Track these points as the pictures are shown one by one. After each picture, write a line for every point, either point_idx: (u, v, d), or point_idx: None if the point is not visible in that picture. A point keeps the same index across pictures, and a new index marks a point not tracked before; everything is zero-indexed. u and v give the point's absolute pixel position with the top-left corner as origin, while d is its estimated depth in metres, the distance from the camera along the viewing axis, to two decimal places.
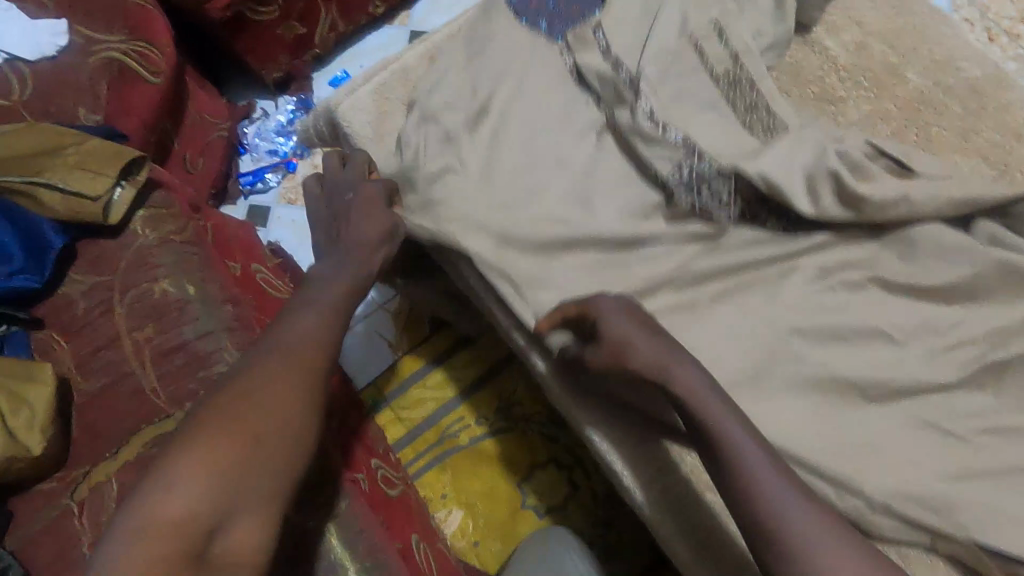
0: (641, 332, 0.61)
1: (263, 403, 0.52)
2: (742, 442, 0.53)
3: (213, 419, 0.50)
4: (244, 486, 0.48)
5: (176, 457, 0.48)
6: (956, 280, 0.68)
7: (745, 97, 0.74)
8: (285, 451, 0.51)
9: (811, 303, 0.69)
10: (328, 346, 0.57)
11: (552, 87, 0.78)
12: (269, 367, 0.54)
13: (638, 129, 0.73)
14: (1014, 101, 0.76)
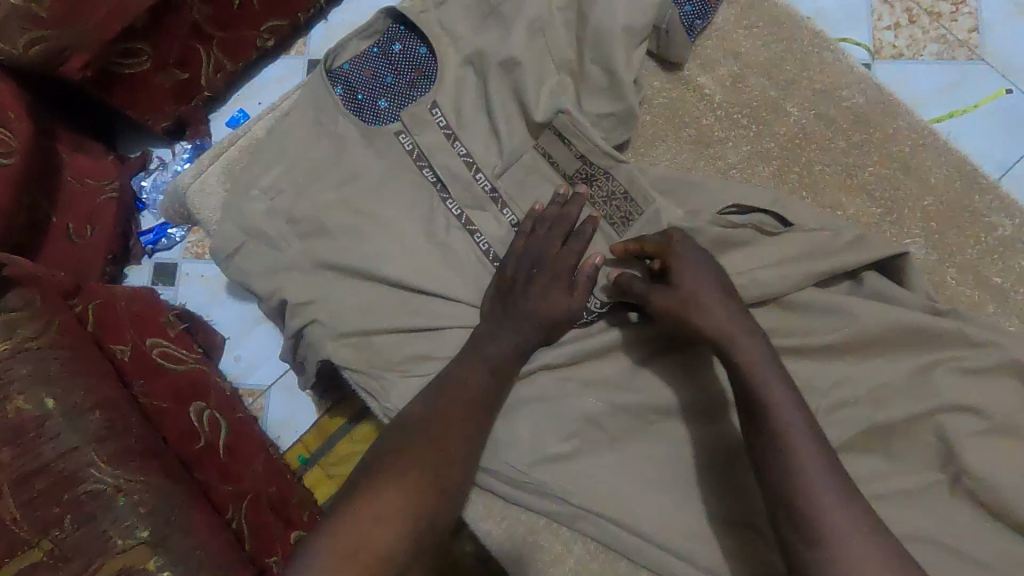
0: (710, 287, 0.59)
1: (440, 441, 0.59)
2: (796, 430, 0.50)
3: (411, 453, 0.58)
4: (423, 525, 0.55)
5: (373, 494, 0.55)
6: (838, 339, 0.64)
7: (601, 186, 0.69)
8: (453, 496, 0.58)
9: (686, 381, 0.66)
10: (482, 396, 0.62)
11: (406, 168, 0.74)
12: (443, 409, 0.60)
13: (505, 237, 0.71)
14: (901, 129, 0.72)
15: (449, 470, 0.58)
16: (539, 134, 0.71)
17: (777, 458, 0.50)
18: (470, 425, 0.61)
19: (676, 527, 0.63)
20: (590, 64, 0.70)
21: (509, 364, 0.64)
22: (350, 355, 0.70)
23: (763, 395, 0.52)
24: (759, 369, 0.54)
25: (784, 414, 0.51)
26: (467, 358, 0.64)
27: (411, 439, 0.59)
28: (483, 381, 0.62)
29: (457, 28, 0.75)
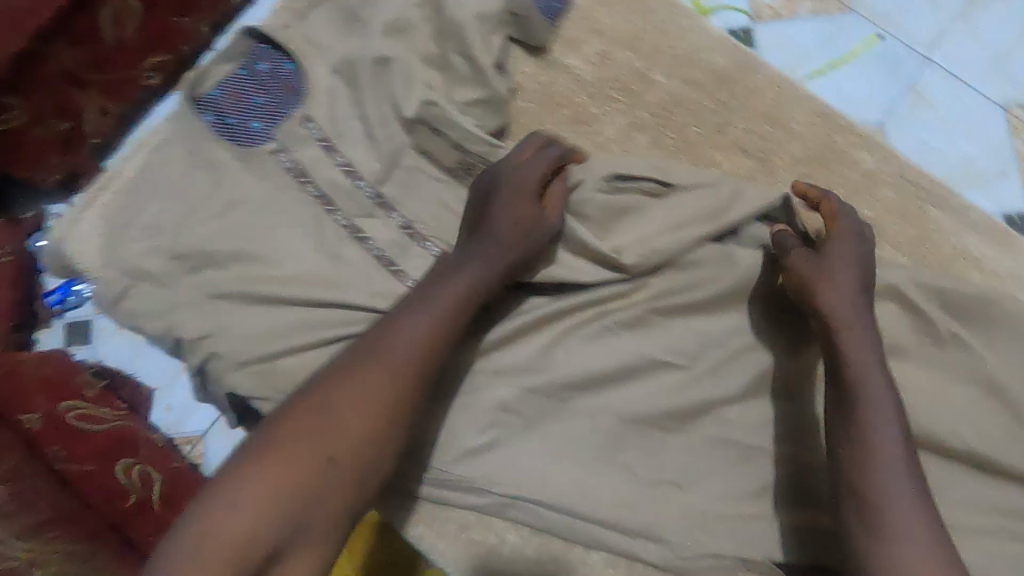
0: (846, 286, 0.61)
1: (348, 413, 0.52)
2: (886, 430, 0.53)
3: (309, 423, 0.51)
4: (310, 504, 0.48)
5: (253, 467, 0.48)
6: (729, 293, 0.67)
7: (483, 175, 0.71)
8: (358, 478, 0.51)
9: (592, 354, 0.67)
10: (406, 364, 0.56)
11: (288, 185, 0.72)
12: (360, 373, 0.54)
13: (398, 240, 0.71)
14: (761, 84, 0.75)
15: (355, 447, 0.51)
16: (415, 133, 0.71)
17: (859, 452, 0.53)
18: (393, 394, 0.54)
19: (604, 497, 0.64)
20: (454, 55, 0.70)
21: (439, 327, 0.59)
22: (256, 383, 0.68)
23: (862, 393, 0.55)
24: (861, 368, 0.56)
25: (876, 413, 0.54)
26: (400, 319, 0.58)
27: (319, 404, 0.52)
28: (412, 347, 0.57)
29: (320, 38, 0.74)
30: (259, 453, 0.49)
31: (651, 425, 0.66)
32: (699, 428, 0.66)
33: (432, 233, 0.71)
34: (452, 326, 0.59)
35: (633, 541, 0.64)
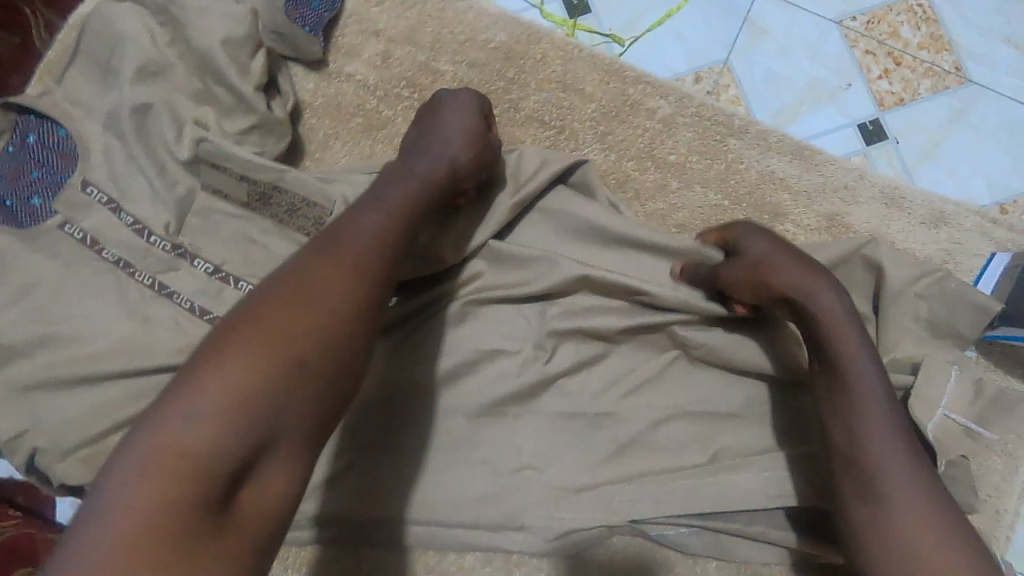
0: (790, 267, 0.60)
1: (314, 309, 0.48)
2: (872, 387, 0.54)
3: (272, 318, 0.47)
4: (282, 407, 0.44)
5: (210, 372, 0.43)
6: (545, 268, 0.67)
7: (279, 202, 0.68)
8: (328, 374, 0.47)
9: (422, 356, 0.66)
10: (371, 257, 0.53)
11: (79, 255, 0.68)
12: (320, 267, 0.50)
13: (210, 287, 0.67)
14: (548, 51, 0.75)
15: (324, 342, 0.47)
16: (198, 174, 0.68)
17: (845, 410, 0.54)
18: (358, 285, 0.51)
19: (460, 499, 0.64)
20: (217, 88, 0.68)
21: (394, 226, 0.56)
22: (88, 468, 0.65)
23: (840, 353, 0.56)
24: (837, 329, 0.56)
25: (860, 370, 0.54)
26: (355, 218, 0.55)
27: (278, 300, 0.48)
28: (370, 243, 0.53)
29: (84, 96, 0.71)
30: (216, 356, 0.44)
31: (496, 414, 0.65)
32: (542, 406, 0.66)
33: (243, 273, 0.68)
34: (407, 223, 0.57)
35: (499, 530, 0.64)
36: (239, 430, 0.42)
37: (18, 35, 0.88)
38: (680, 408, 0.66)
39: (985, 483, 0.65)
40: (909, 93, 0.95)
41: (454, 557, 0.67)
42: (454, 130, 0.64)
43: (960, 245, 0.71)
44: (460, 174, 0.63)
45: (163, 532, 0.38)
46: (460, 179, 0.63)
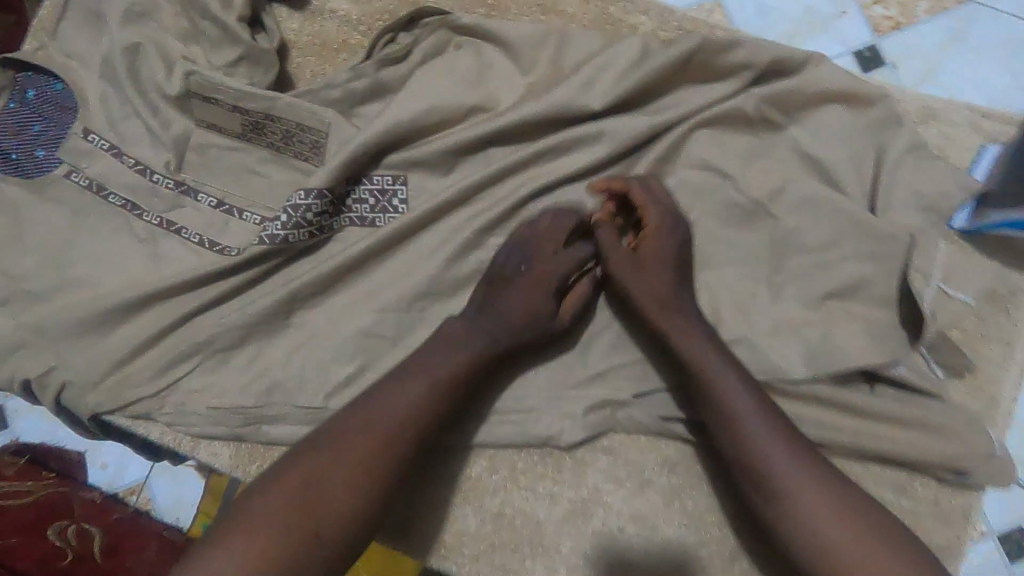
0: (664, 267, 0.62)
1: (335, 484, 0.51)
2: (767, 451, 0.54)
3: (283, 489, 0.51)
4: (288, 570, 0.47)
5: (230, 539, 0.48)
6: (536, 181, 0.67)
7: (274, 130, 0.69)
8: (345, 542, 0.51)
9: (419, 268, 0.67)
10: (402, 427, 0.55)
11: (87, 200, 0.71)
12: (351, 438, 0.53)
13: (216, 219, 0.70)
14: None
15: (338, 512, 0.51)
16: (192, 113, 0.70)
17: (757, 485, 0.54)
18: (380, 459, 0.53)
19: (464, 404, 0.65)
20: (203, 23, 0.70)
21: (434, 398, 0.57)
22: (107, 401, 0.67)
23: (733, 418, 0.55)
24: (729, 393, 0.56)
25: (760, 443, 0.54)
26: (390, 387, 0.57)
27: (301, 474, 0.51)
28: (400, 415, 0.55)
29: (78, 47, 0.73)
30: (235, 526, 0.49)
31: None
32: None
33: (246, 204, 0.71)
34: (450, 396, 0.57)
35: (505, 433, 0.65)
36: None
37: (13, 16, 0.90)
38: None
39: (982, 371, 0.66)
40: (905, 16, 0.93)
41: (462, 469, 0.66)
42: (515, 308, 0.62)
43: (949, 138, 0.70)
44: (509, 351, 0.61)
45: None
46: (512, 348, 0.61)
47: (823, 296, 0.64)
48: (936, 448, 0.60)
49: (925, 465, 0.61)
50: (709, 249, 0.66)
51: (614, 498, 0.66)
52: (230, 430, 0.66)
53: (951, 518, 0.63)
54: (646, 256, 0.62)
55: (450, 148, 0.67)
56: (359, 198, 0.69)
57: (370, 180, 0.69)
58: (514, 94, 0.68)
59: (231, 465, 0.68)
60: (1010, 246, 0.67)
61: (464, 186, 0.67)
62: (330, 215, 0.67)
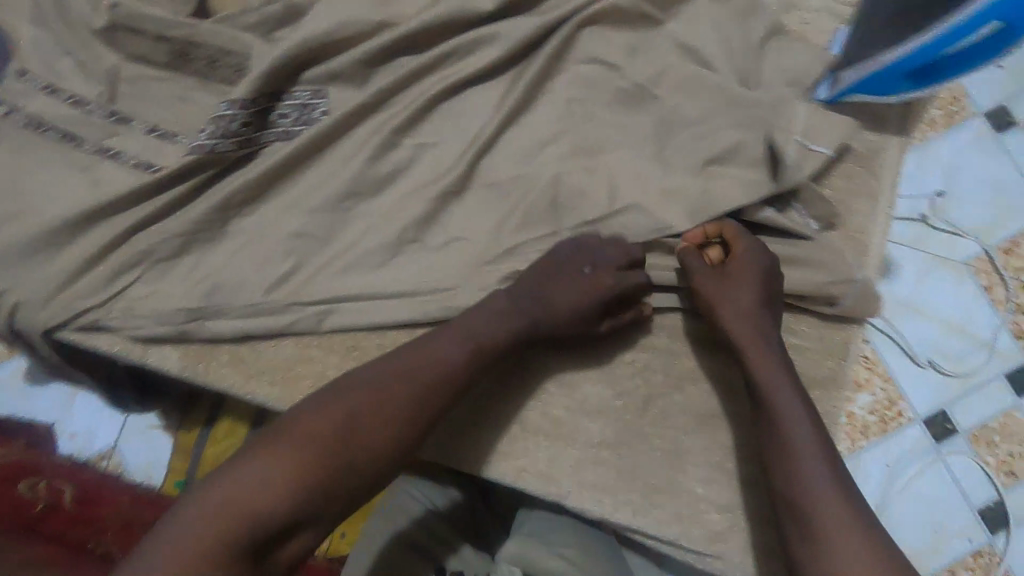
0: (752, 283, 0.66)
1: (375, 431, 0.58)
2: (783, 394, 0.61)
3: (336, 428, 0.57)
4: (322, 488, 0.54)
5: (283, 449, 0.54)
6: (443, 82, 0.74)
7: (199, 56, 0.75)
8: (372, 480, 0.58)
9: (342, 169, 0.73)
10: (442, 381, 0.62)
11: (23, 133, 0.75)
12: (398, 388, 0.61)
13: (149, 144, 0.74)
14: None
15: (370, 462, 0.57)
16: (121, 45, 0.75)
17: (768, 419, 0.61)
18: (418, 414, 0.61)
19: (392, 288, 0.72)
20: None
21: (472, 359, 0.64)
22: (57, 315, 0.71)
23: (753, 359, 0.63)
24: (751, 341, 0.64)
25: (777, 389, 0.61)
26: (436, 345, 0.64)
27: (353, 413, 0.58)
28: (437, 366, 0.62)
29: None
30: (288, 440, 0.55)
31: (415, 213, 0.73)
32: (456, 202, 0.74)
33: (178, 128, 0.75)
34: (483, 360, 0.65)
35: (431, 310, 0.72)
36: (288, 502, 0.52)
37: None
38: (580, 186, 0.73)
39: (851, 221, 0.74)
40: None
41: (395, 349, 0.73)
42: (567, 301, 0.67)
43: (809, 24, 0.79)
44: (542, 336, 0.68)
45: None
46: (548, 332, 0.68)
47: (708, 162, 0.71)
48: (812, 277, 0.69)
49: (808, 297, 0.70)
50: (602, 131, 0.74)
51: (536, 361, 0.73)
52: (177, 330, 0.71)
53: (830, 348, 0.72)
54: (733, 270, 0.66)
55: (361, 58, 0.74)
56: (282, 113, 0.74)
57: (291, 95, 0.75)
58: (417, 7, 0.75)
59: (181, 366, 0.73)
60: (865, 112, 0.76)
61: (377, 91, 0.74)
62: (256, 128, 0.73)
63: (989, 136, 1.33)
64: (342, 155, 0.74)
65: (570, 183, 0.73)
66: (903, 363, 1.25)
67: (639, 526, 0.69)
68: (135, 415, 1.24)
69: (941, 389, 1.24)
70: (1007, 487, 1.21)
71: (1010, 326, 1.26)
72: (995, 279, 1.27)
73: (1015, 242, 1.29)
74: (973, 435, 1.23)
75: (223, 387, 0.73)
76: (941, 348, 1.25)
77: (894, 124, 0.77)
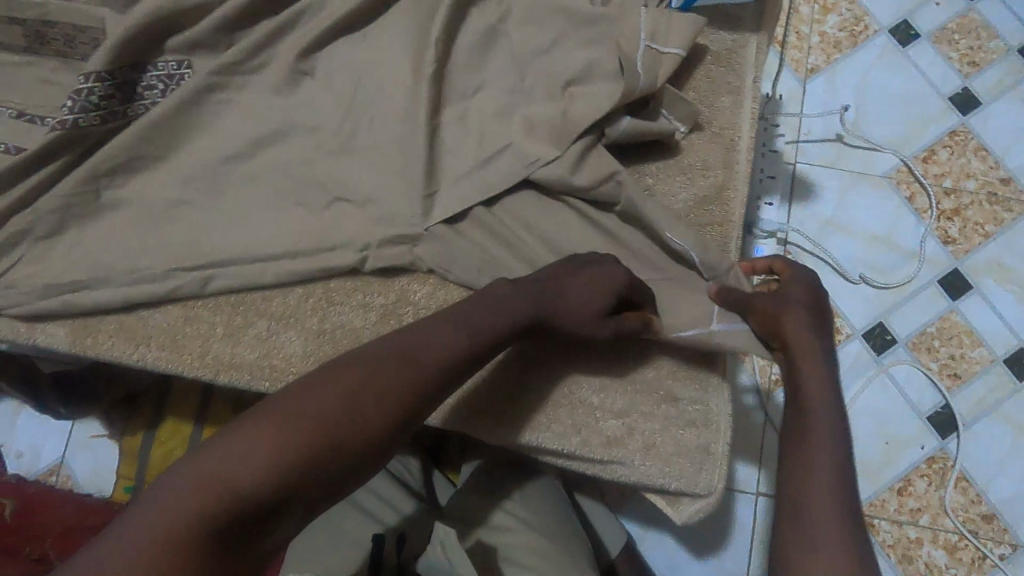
0: (805, 305, 0.66)
1: (367, 413, 0.55)
2: (817, 392, 0.62)
3: (332, 414, 0.54)
4: (308, 473, 0.51)
5: (270, 428, 0.51)
6: (300, 36, 0.75)
7: (56, 37, 0.75)
8: (360, 466, 0.55)
9: (214, 132, 0.75)
10: (444, 363, 0.60)
11: None
12: (393, 368, 0.58)
13: (17, 128, 0.75)
14: None
15: (361, 445, 0.54)
16: None
17: (802, 409, 0.62)
18: (413, 392, 0.58)
19: (271, 237, 0.72)
20: None
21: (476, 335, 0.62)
22: None
23: (795, 352, 0.64)
24: (799, 335, 0.65)
25: (817, 387, 0.62)
26: (441, 329, 0.62)
27: (345, 392, 0.55)
28: (433, 347, 0.60)
29: None
30: (273, 419, 0.52)
31: (288, 165, 0.74)
32: (325, 148, 0.74)
33: (44, 110, 0.75)
34: (487, 337, 0.63)
35: (309, 258, 0.72)
36: (273, 481, 0.49)
37: None
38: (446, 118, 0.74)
39: (714, 126, 0.76)
40: None
41: (282, 299, 0.73)
42: (576, 293, 0.66)
43: None
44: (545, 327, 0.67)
45: (177, 550, 0.45)
46: (553, 325, 0.67)
47: (567, 78, 0.72)
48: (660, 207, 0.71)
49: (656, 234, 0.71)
50: (461, 64, 0.75)
51: (419, 295, 0.73)
52: (58, 305, 0.71)
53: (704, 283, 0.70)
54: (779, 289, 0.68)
55: (216, 22, 0.75)
56: (147, 84, 0.75)
57: (153, 65, 0.75)
58: None
59: (68, 342, 0.72)
60: (717, 17, 0.78)
61: (236, 51, 0.75)
62: (120, 101, 0.74)
63: (894, 50, 1.31)
64: (210, 116, 0.75)
65: (432, 116, 0.73)
66: (834, 281, 1.24)
67: (539, 442, 0.70)
68: (78, 424, 1.19)
69: (876, 302, 1.23)
70: (952, 390, 1.19)
71: (936, 233, 1.25)
72: (916, 188, 1.26)
73: (933, 151, 1.28)
74: (913, 343, 1.22)
75: (113, 359, 0.73)
76: (869, 262, 1.24)
77: (750, 22, 0.78)
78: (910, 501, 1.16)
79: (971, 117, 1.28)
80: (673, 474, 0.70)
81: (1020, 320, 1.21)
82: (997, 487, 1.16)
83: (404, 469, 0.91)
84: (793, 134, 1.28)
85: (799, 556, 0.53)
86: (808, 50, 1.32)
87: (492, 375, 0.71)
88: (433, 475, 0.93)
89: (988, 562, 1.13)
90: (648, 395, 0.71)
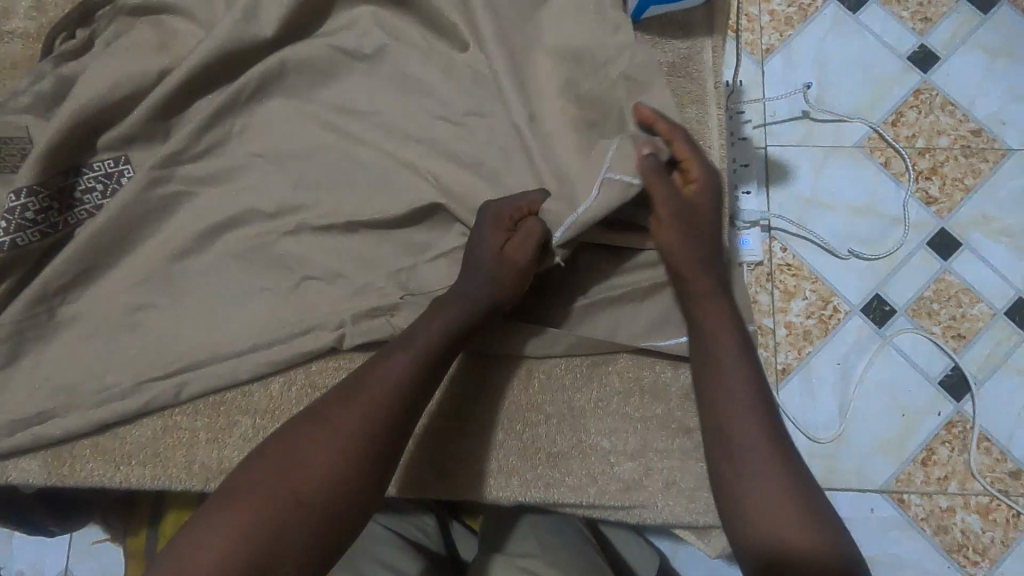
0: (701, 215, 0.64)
1: (319, 463, 0.53)
2: (717, 314, 0.61)
3: (281, 478, 0.52)
4: (275, 537, 0.50)
5: (223, 510, 0.51)
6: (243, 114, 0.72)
7: None
8: (331, 516, 0.52)
9: (166, 228, 0.71)
10: (390, 398, 0.56)
11: None
12: (335, 416, 0.55)
13: None
14: None
15: (324, 497, 0.52)
16: None
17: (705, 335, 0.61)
18: (366, 434, 0.55)
19: (243, 330, 0.68)
20: None
21: (419, 368, 0.59)
22: None
23: (693, 276, 0.62)
24: (691, 261, 0.63)
25: (714, 309, 0.61)
26: (382, 365, 0.59)
27: (289, 449, 0.54)
28: (375, 386, 0.57)
29: None
30: (225, 498, 0.52)
31: (249, 250, 0.70)
32: (284, 227, 0.70)
33: None
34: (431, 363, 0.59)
35: (285, 345, 0.67)
36: (238, 559, 0.48)
37: None
38: (407, 176, 0.70)
39: None
40: None
41: (264, 391, 0.69)
42: (488, 257, 0.63)
43: None
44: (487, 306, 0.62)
45: None
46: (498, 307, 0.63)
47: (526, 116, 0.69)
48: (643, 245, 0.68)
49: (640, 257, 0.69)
50: (413, 116, 0.72)
51: None
52: (25, 439, 0.66)
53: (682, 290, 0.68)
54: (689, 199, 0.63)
55: (150, 113, 0.70)
56: (87, 188, 0.71)
57: (91, 167, 0.71)
58: (193, 46, 0.72)
59: (42, 475, 0.68)
60: (668, 28, 0.75)
61: (175, 140, 0.70)
62: (60, 211, 0.70)
63: (845, 18, 1.30)
64: (157, 210, 0.71)
65: (394, 178, 0.70)
66: (824, 260, 1.21)
67: (556, 499, 0.67)
68: (77, 533, 1.14)
69: (869, 275, 1.21)
70: (959, 352, 1.18)
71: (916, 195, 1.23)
72: (890, 154, 1.25)
73: (900, 113, 1.26)
74: (912, 310, 1.19)
75: (92, 485, 0.68)
76: (853, 235, 1.22)
77: (701, 27, 0.76)
78: (936, 471, 1.14)
79: (933, 73, 1.27)
80: (700, 510, 0.66)
81: (1014, 270, 1.20)
82: (1019, 442, 1.14)
83: (422, 529, 0.85)
84: (760, 118, 1.26)
85: (748, 494, 0.53)
86: (761, 31, 1.30)
87: (494, 436, 0.68)
88: (451, 528, 0.89)
89: (1022, 519, 1.12)
90: (661, 433, 0.68)
